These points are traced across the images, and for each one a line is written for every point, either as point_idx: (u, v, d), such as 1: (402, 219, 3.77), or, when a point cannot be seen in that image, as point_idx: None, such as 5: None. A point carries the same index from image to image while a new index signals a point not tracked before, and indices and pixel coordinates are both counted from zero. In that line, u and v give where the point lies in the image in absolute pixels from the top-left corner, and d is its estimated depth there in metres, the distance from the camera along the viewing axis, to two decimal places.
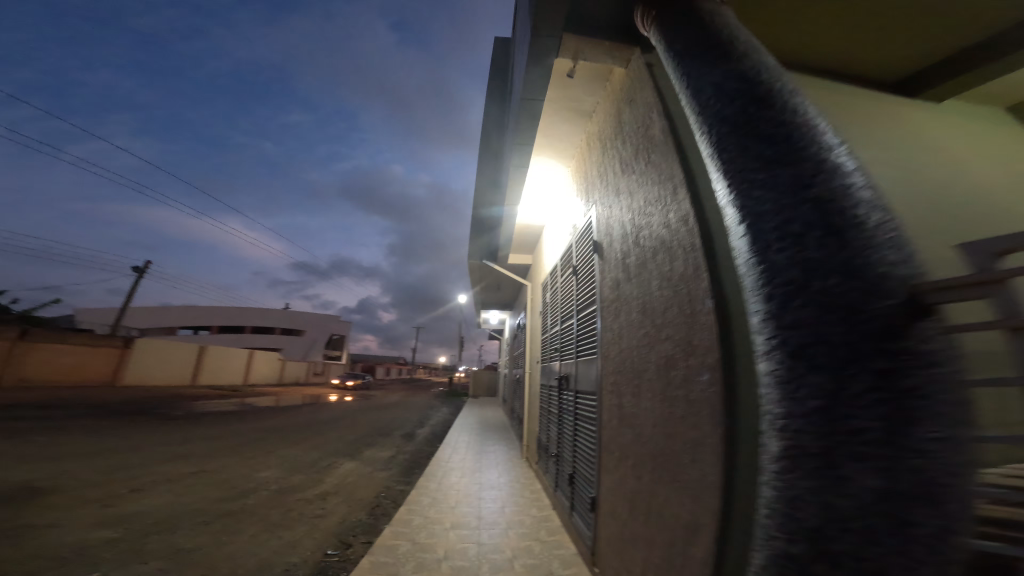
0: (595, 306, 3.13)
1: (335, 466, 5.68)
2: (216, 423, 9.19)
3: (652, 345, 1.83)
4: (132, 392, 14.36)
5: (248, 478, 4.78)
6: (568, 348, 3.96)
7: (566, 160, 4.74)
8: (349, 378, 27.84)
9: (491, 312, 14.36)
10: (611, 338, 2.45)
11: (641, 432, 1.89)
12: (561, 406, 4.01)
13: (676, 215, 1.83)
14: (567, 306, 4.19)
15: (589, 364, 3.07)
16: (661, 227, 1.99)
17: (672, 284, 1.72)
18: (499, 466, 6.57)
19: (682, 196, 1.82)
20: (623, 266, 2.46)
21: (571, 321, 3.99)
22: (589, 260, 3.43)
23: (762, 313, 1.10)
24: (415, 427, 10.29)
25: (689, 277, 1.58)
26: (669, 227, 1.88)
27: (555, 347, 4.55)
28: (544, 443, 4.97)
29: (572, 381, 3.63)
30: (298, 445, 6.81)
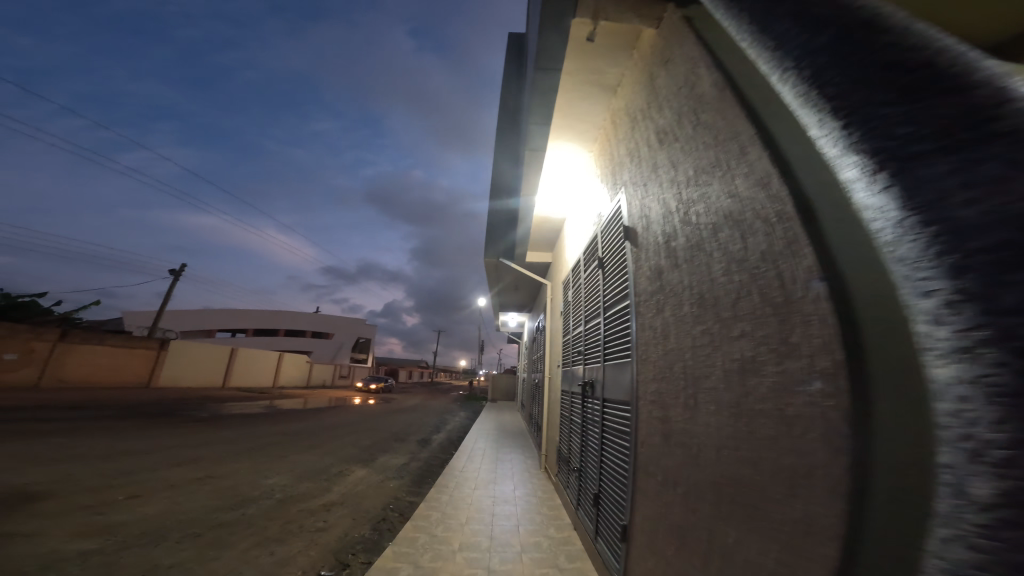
0: (626, 301, 2.69)
1: (344, 473, 5.42)
2: (235, 425, 9.19)
3: (715, 343, 1.42)
4: (162, 392, 14.78)
5: (252, 483, 4.56)
6: (592, 351, 3.54)
7: (588, 143, 4.33)
8: (369, 381, 28.04)
9: (511, 315, 14.00)
10: (651, 337, 2.03)
11: (697, 454, 1.47)
12: (585, 416, 3.58)
13: (748, 181, 1.45)
14: (592, 305, 3.76)
15: (618, 368, 2.65)
16: (722, 199, 1.60)
17: (746, 265, 1.33)
18: (515, 477, 6.15)
19: (757, 156, 1.43)
20: (664, 251, 2.06)
21: (595, 321, 3.58)
22: (619, 251, 3.03)
23: (938, 310, 0.57)
24: (431, 433, 9.99)
25: (778, 253, 1.20)
26: (738, 196, 1.49)
27: (578, 350, 4.14)
28: (565, 455, 4.53)
29: (597, 388, 3.21)
30: (309, 449, 6.61)
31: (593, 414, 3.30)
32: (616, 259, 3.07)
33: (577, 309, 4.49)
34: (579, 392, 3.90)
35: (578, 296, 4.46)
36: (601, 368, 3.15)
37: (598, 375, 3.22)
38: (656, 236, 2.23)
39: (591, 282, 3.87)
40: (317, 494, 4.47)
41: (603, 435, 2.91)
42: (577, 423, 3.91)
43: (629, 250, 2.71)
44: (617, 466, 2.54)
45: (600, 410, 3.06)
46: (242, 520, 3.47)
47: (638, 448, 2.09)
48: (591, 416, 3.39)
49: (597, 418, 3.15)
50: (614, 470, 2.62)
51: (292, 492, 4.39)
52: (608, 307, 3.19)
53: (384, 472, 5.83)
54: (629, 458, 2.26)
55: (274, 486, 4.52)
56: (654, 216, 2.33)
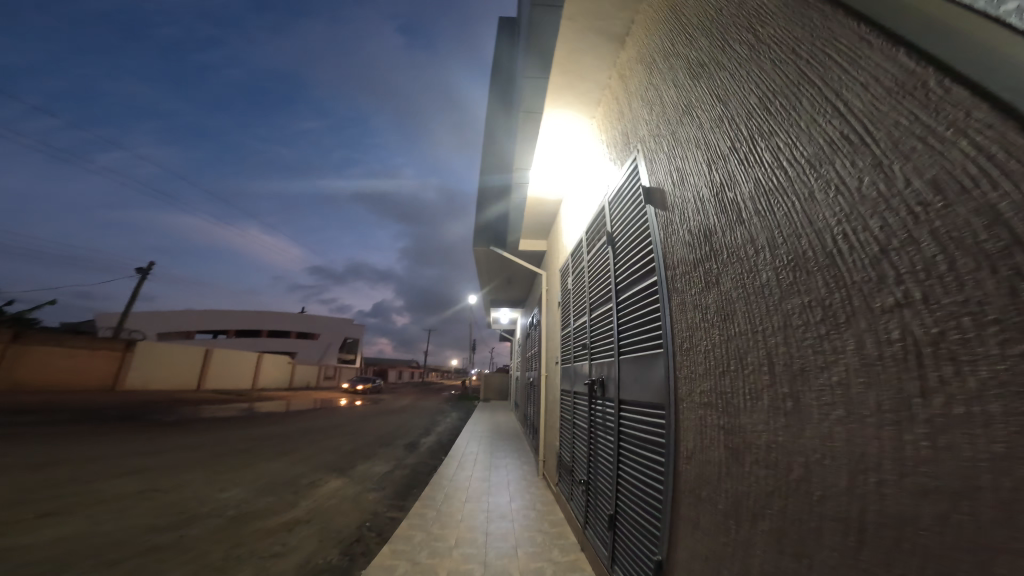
0: (649, 279, 2.23)
1: (317, 485, 4.83)
2: (206, 430, 8.49)
3: (835, 321, 0.96)
4: (130, 396, 13.86)
5: (206, 497, 3.97)
6: (601, 345, 3.07)
7: (589, 107, 3.90)
8: (356, 381, 27.04)
9: (503, 312, 13.49)
10: (698, 320, 1.57)
11: (802, 481, 0.99)
12: (592, 420, 3.11)
13: (868, 88, 1.00)
14: (598, 289, 3.31)
15: (639, 362, 2.18)
16: (818, 124, 1.15)
17: (893, 205, 0.88)
18: (509, 484, 5.64)
19: (876, 56, 0.98)
20: (716, 210, 1.61)
21: (603, 310, 3.11)
22: (635, 226, 2.57)
23: None
24: (421, 436, 9.39)
25: (965, 180, 0.74)
26: (849, 114, 1.04)
27: (582, 344, 3.68)
28: (567, 462, 4.05)
29: (608, 386, 2.74)
30: (282, 457, 5.99)
31: (603, 417, 2.82)
32: (633, 235, 2.60)
33: (578, 299, 4.02)
34: (584, 391, 3.43)
35: (580, 284, 3.98)
36: (613, 363, 2.68)
37: (610, 372, 2.75)
38: (699, 194, 1.78)
39: (598, 266, 3.39)
40: (283, 509, 3.91)
41: (619, 444, 2.43)
42: (582, 426, 3.44)
43: (653, 218, 2.25)
44: (641, 484, 2.07)
45: (613, 413, 2.59)
46: (178, 547, 2.90)
47: (681, 463, 1.61)
48: (600, 420, 2.91)
49: (609, 423, 2.68)
50: (635, 487, 2.14)
51: (251, 507, 3.82)
52: (622, 291, 2.72)
53: (364, 482, 5.27)
54: (663, 476, 1.79)
55: (232, 501, 3.94)
56: (693, 171, 1.87)
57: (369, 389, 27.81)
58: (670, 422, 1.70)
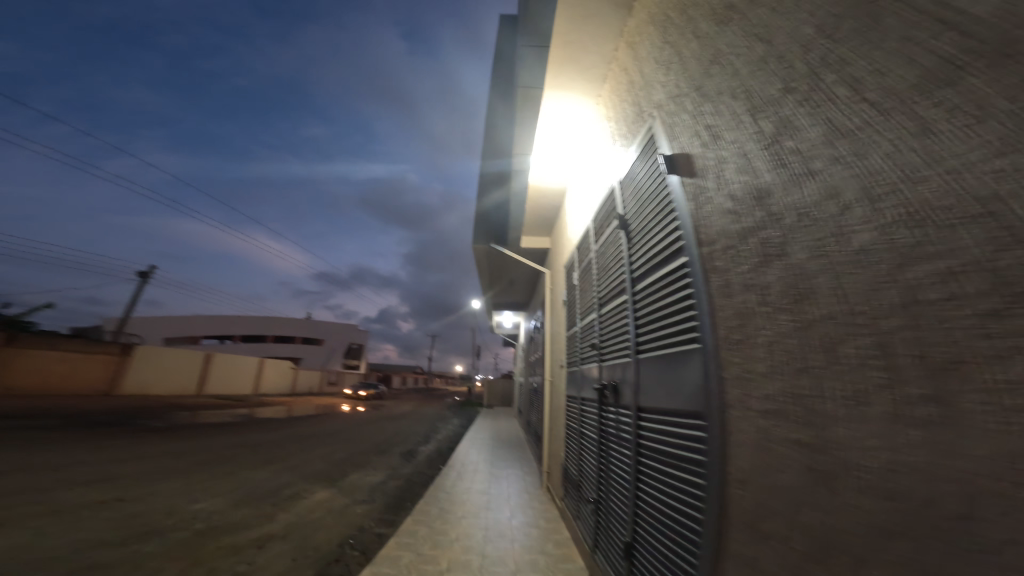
0: (673, 262, 1.89)
1: (302, 495, 4.49)
2: (196, 436, 8.17)
3: (1021, 290, 0.62)
4: (125, 399, 13.60)
5: (176, 508, 3.65)
6: (612, 344, 2.71)
7: (596, 84, 3.60)
8: (357, 387, 26.59)
9: (505, 314, 13.12)
10: (753, 304, 1.22)
11: (965, 526, 0.64)
12: (602, 431, 2.74)
13: None
14: (609, 282, 2.97)
15: (660, 360, 1.83)
16: (925, 29, 0.82)
17: None
18: (510, 495, 5.24)
19: None
20: (768, 167, 1.26)
21: (614, 305, 2.76)
22: (655, 205, 2.23)
23: None
24: (420, 444, 9.00)
25: None
26: None
27: (590, 344, 3.32)
28: (575, 475, 3.67)
29: (621, 390, 2.38)
30: (268, 465, 5.64)
31: (615, 427, 2.45)
32: (652, 216, 2.26)
33: (586, 295, 3.67)
34: (593, 398, 3.06)
35: (588, 278, 3.64)
36: (626, 363, 2.33)
37: (622, 374, 2.39)
38: (741, 154, 1.43)
39: (608, 256, 3.05)
40: (258, 522, 3.56)
41: (635, 458, 2.06)
42: (590, 436, 3.07)
43: (678, 191, 1.91)
44: (667, 508, 1.69)
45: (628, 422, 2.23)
46: (124, 569, 2.57)
47: (730, 484, 1.26)
48: (611, 430, 2.54)
49: (623, 434, 2.31)
50: (659, 511, 1.77)
51: (222, 520, 3.48)
52: (637, 280, 2.37)
53: (354, 492, 4.90)
54: (701, 501, 1.42)
55: (203, 513, 3.61)
56: (730, 128, 1.53)
57: (370, 394, 27.35)
58: (712, 434, 1.35)
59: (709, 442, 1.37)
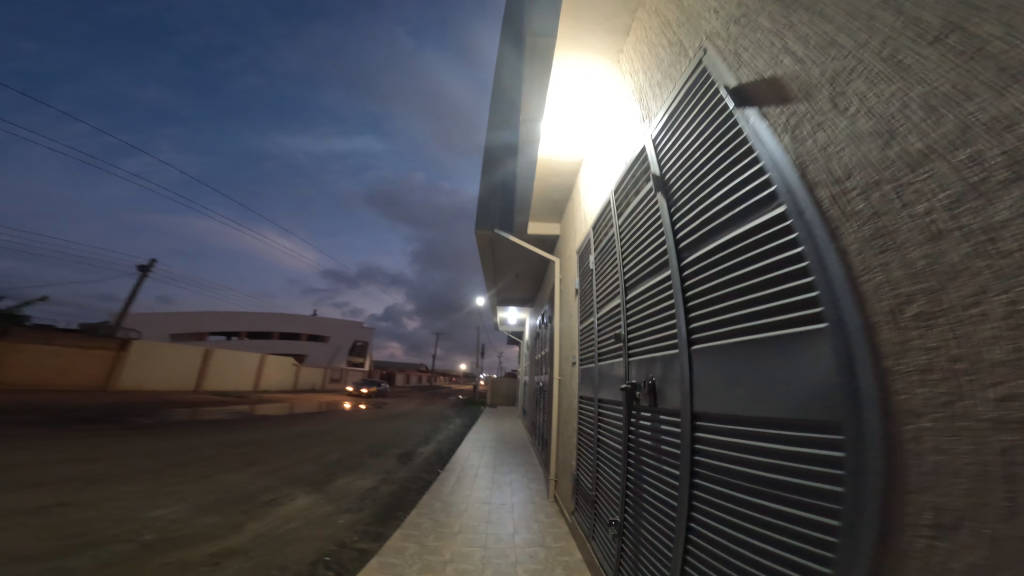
0: (749, 222, 1.38)
1: (280, 502, 4.04)
2: (187, 434, 7.82)
3: None
4: (122, 395, 13.36)
5: (128, 517, 3.28)
6: (643, 337, 2.20)
7: (618, 34, 3.08)
8: (359, 384, 26.20)
9: (512, 311, 12.60)
10: (960, 258, 0.71)
11: None
12: (627, 443, 2.22)
13: None
14: (640, 260, 2.46)
15: (737, 352, 1.31)
16: None
17: None
18: (513, 505, 4.72)
19: None
20: (953, 50, 0.76)
21: (648, 289, 2.25)
22: (714, 152, 1.71)
23: None
24: (419, 445, 8.53)
25: None
26: None
27: (611, 340, 2.81)
28: (589, 490, 3.14)
29: (660, 391, 1.86)
30: (251, 466, 5.22)
31: (650, 437, 1.94)
32: (709, 169, 1.75)
33: (606, 282, 3.16)
34: (616, 401, 2.55)
35: (608, 262, 3.12)
36: (668, 358, 1.82)
37: (661, 371, 1.88)
38: (878, 48, 0.93)
39: (639, 232, 2.54)
40: (218, 534, 3.14)
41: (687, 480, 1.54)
42: (612, 446, 2.54)
43: (759, 125, 1.39)
44: (753, 558, 1.17)
45: (674, 431, 1.71)
46: None
47: (914, 534, 0.74)
48: (643, 441, 2.02)
49: (663, 446, 1.79)
50: (735, 559, 1.25)
51: (177, 531, 3.09)
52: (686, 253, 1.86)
53: (339, 499, 4.42)
54: (834, 561, 0.91)
55: (158, 523, 3.21)
56: (848, 17, 1.03)
57: (374, 392, 26.88)
58: (864, 461, 0.84)
59: (855, 481, 0.86)
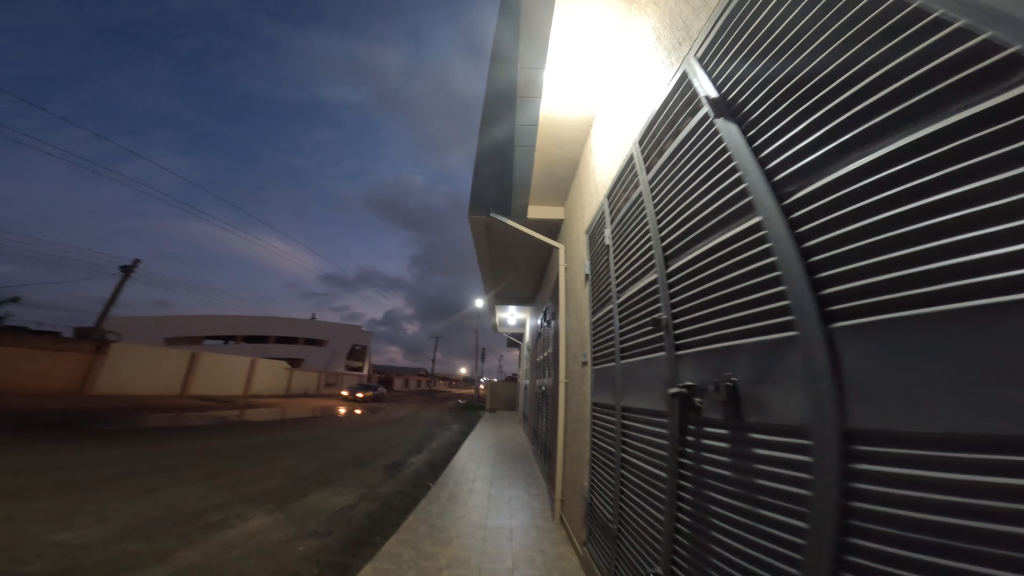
0: (937, 125, 0.80)
1: (230, 522, 3.43)
2: (154, 441, 7.18)
3: None
4: (98, 399, 12.67)
5: (25, 542, 2.68)
6: (700, 322, 1.56)
7: None
8: (354, 389, 25.19)
9: (511, 310, 11.90)
10: None
11: None
12: (681, 471, 1.58)
13: None
14: (679, 229, 1.86)
15: (962, 341, 0.72)
16: None
17: None
18: (513, 527, 4.01)
19: None
20: None
21: (699, 257, 1.60)
22: (821, 42, 1.10)
23: None
24: (410, 454, 7.84)
25: None
26: None
27: (640, 328, 2.18)
28: (609, 522, 2.46)
29: (747, 400, 1.23)
30: (208, 481, 4.56)
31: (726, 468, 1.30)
32: (817, 60, 1.11)
33: (629, 257, 2.52)
34: (654, 410, 1.90)
35: (635, 231, 2.48)
36: (765, 350, 1.17)
37: (747, 371, 1.24)
38: None
39: (682, 185, 1.88)
40: (131, 569, 2.52)
41: (831, 551, 0.90)
42: (649, 470, 1.88)
43: None
44: None
45: (786, 465, 1.07)
46: None
47: None
48: (711, 472, 1.39)
49: (759, 484, 1.15)
50: None
51: (79, 561, 2.49)
52: (782, 192, 1.21)
53: (305, 521, 3.74)
54: None
55: (59, 553, 2.59)
56: None
57: (369, 397, 26.01)
58: None
59: None
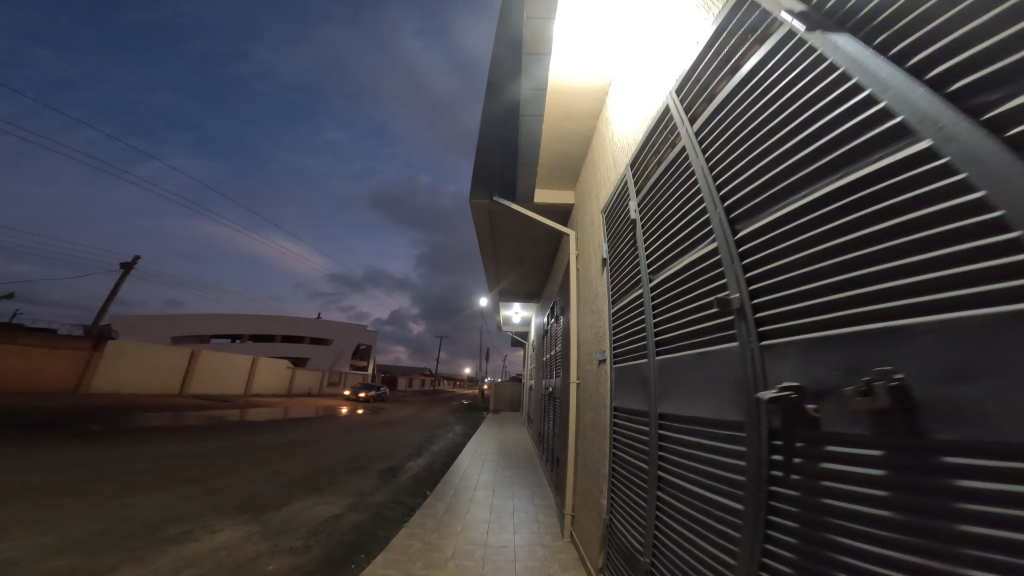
0: None
1: (194, 537, 3.09)
2: (141, 441, 6.87)
3: None
4: (96, 397, 12.51)
5: None
6: (807, 302, 1.05)
7: None
8: (357, 389, 24.80)
9: (516, 307, 11.43)
10: None
11: None
12: (777, 510, 1.07)
13: None
14: (744, 189, 1.42)
15: None
16: None
17: None
18: (517, 546, 3.53)
19: None
20: None
21: (804, 208, 1.11)
22: None
23: None
24: (409, 457, 7.42)
25: None
26: None
27: (687, 314, 1.67)
28: (637, 556, 1.95)
29: (933, 407, 0.75)
30: (183, 488, 4.19)
31: (888, 515, 0.79)
32: None
33: (668, 227, 2.02)
34: (717, 421, 1.40)
35: (677, 195, 1.98)
36: (979, 341, 0.69)
37: (919, 368, 0.78)
38: None
39: (754, 126, 1.41)
40: None
41: None
42: (707, 493, 1.39)
43: None
44: None
45: None
46: None
47: None
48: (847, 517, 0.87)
49: (961, 540, 0.67)
50: None
51: None
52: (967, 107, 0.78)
53: (281, 534, 3.36)
54: None
55: None
56: None
57: (373, 397, 25.65)
58: None
59: None
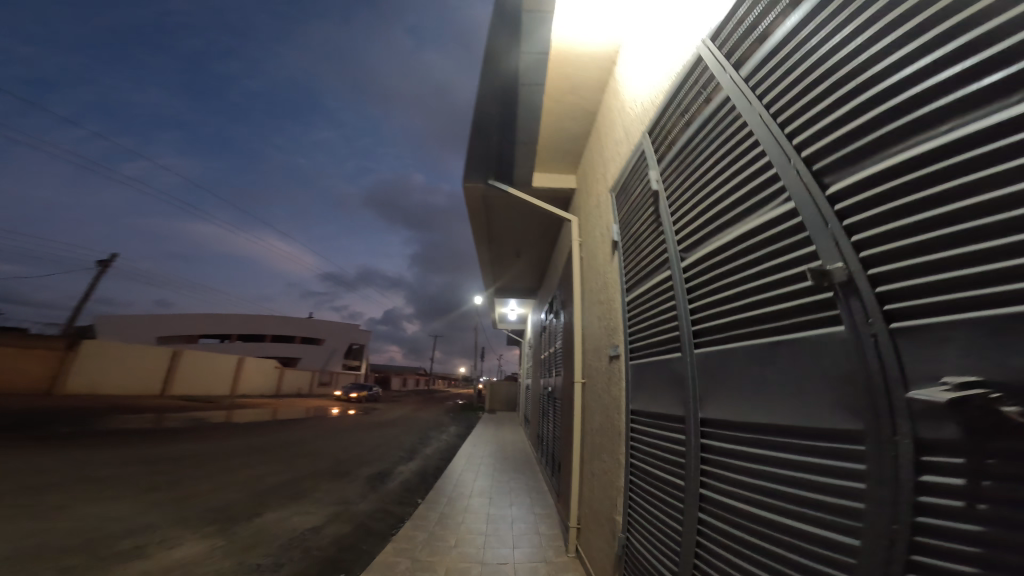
0: None
1: (147, 556, 2.71)
2: (110, 444, 6.39)
3: None
4: (71, 398, 11.92)
5: None
6: (1007, 263, 0.68)
7: None
8: (349, 389, 24.08)
9: (513, 304, 11.01)
10: None
11: None
12: (947, 556, 0.73)
13: None
14: (830, 133, 1.10)
15: None
16: None
17: None
18: (517, 563, 3.17)
19: None
20: None
21: (967, 142, 0.78)
22: None
23: None
24: (400, 461, 7.02)
25: None
26: None
27: (745, 295, 1.32)
28: None
29: None
30: (144, 496, 3.79)
31: None
32: None
33: (711, 193, 1.66)
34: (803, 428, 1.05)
35: (720, 154, 1.61)
36: None
37: None
38: None
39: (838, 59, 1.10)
40: None
41: None
42: (786, 521, 1.07)
43: None
44: None
45: None
46: None
47: None
48: None
49: None
50: None
51: None
52: None
53: (249, 549, 2.99)
54: None
55: None
56: None
57: (365, 398, 25.07)
58: None
59: None
